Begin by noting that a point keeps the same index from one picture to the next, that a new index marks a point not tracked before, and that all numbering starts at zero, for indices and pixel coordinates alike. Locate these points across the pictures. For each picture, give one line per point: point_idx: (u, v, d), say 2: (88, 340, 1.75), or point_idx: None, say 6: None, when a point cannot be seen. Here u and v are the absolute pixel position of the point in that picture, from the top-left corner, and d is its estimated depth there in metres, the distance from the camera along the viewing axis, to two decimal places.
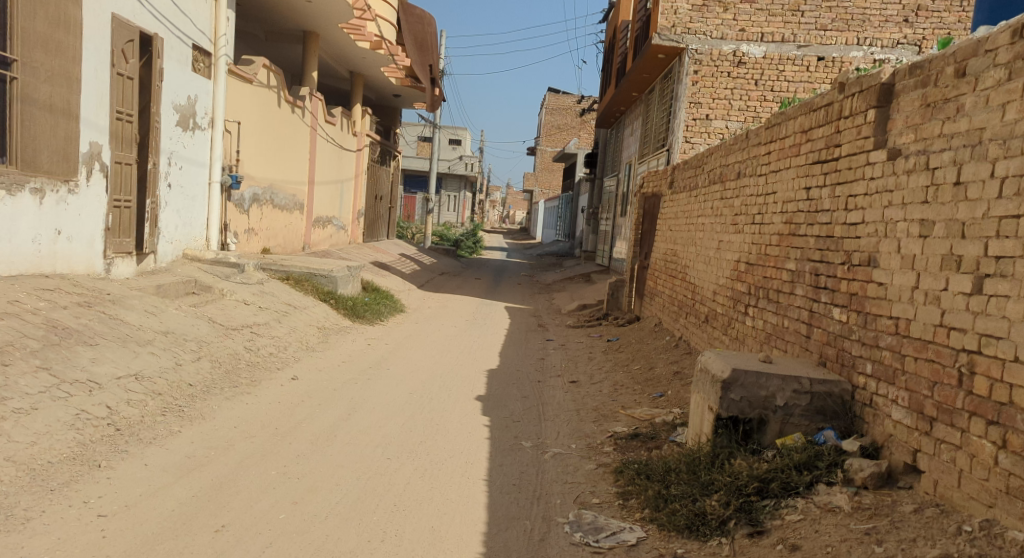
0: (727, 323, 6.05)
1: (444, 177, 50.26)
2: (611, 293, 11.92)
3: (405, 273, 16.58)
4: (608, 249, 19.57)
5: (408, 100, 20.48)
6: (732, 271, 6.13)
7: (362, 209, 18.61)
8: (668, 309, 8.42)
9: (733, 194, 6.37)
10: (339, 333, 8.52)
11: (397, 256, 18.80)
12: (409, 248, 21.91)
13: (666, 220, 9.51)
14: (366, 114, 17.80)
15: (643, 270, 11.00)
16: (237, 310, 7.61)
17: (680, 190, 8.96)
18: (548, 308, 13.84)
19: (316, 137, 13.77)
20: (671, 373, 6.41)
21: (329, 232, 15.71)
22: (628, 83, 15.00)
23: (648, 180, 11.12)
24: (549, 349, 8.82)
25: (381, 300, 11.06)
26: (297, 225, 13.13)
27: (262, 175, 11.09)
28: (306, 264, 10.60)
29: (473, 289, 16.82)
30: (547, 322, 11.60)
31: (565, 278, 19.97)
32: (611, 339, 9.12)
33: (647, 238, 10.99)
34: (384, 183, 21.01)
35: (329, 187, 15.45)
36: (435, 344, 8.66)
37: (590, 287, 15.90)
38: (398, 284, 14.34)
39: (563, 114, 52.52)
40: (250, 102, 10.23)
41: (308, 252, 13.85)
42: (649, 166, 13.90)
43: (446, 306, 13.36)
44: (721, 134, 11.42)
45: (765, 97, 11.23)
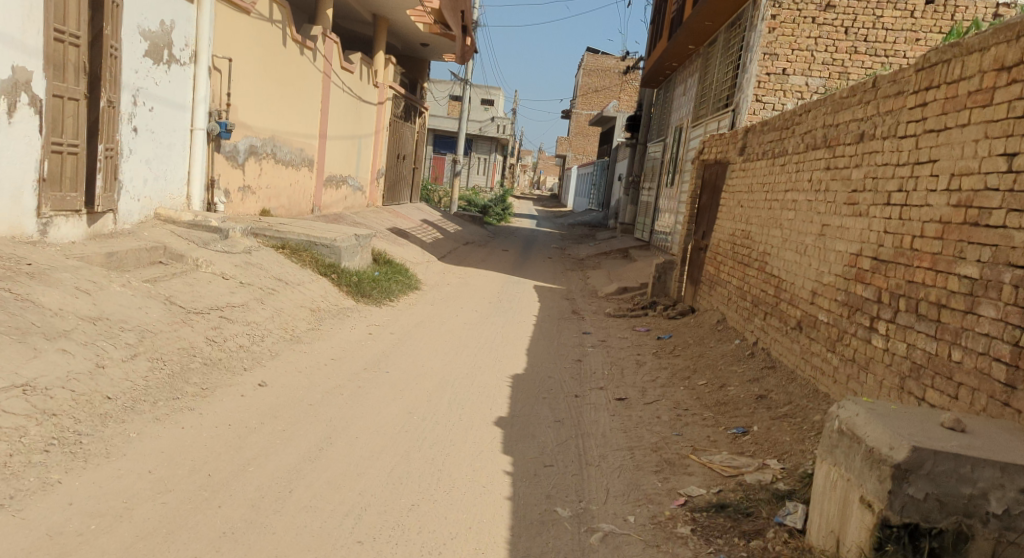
0: (836, 336, 4.54)
1: (474, 139, 48.52)
2: (657, 275, 10.47)
3: (426, 242, 15.16)
4: (649, 222, 18.02)
5: (437, 50, 18.92)
6: (846, 268, 4.60)
7: (382, 169, 17.15)
8: (739, 305, 6.90)
9: (849, 163, 4.83)
10: (336, 319, 7.13)
11: (419, 222, 17.40)
12: (433, 213, 20.47)
13: (736, 195, 7.95)
14: (389, 63, 16.34)
15: (697, 251, 9.52)
16: (209, 287, 6.22)
17: (758, 158, 7.42)
18: (582, 288, 12.35)
19: (329, 85, 12.42)
20: (752, 396, 4.93)
21: (342, 193, 14.35)
22: (685, 35, 13.43)
23: (710, 144, 9.59)
24: (586, 345, 7.38)
25: (394, 276, 9.70)
26: (305, 183, 11.81)
27: (262, 124, 9.74)
28: (308, 230, 9.25)
29: (500, 261, 15.38)
30: (583, 307, 10.15)
31: (600, 252, 18.46)
32: (662, 336, 7.61)
33: (705, 213, 9.49)
34: (408, 143, 19.54)
35: (345, 143, 14.05)
36: (451, 334, 7.25)
37: (628, 266, 14.38)
38: (417, 256, 12.94)
39: (602, 76, 50.44)
40: (246, 36, 8.80)
41: (318, 214, 12.54)
42: (706, 128, 12.43)
43: (469, 282, 11.91)
44: (800, 92, 10.00)
45: (856, 48, 9.86)
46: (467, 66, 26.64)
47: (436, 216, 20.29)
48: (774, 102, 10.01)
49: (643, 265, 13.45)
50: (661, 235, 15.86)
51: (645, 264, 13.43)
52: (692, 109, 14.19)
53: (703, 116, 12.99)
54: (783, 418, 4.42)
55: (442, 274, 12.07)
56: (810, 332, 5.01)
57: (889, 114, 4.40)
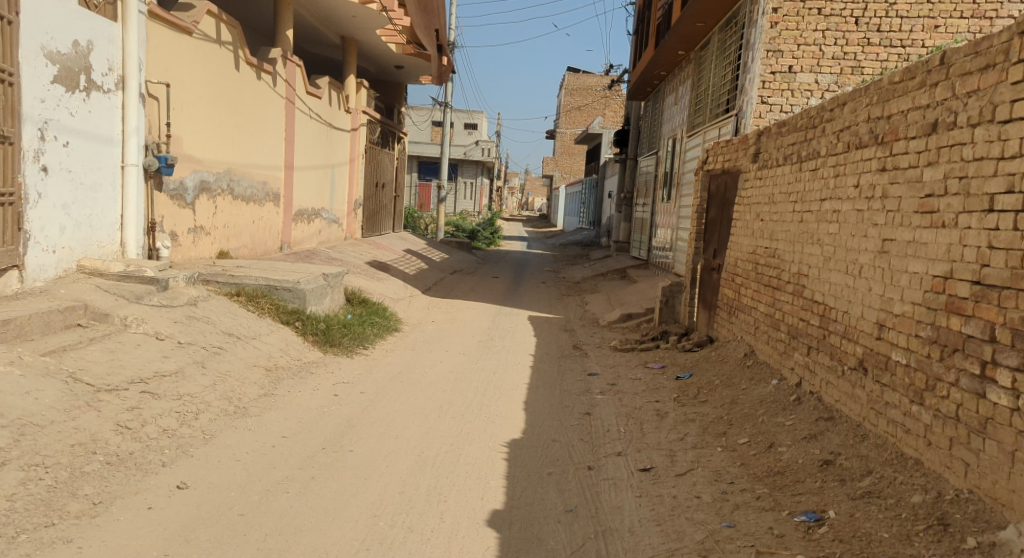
0: (923, 384, 3.52)
1: (459, 163, 47.65)
2: (665, 299, 9.48)
3: (409, 274, 14.11)
4: (646, 239, 17.08)
5: (412, 71, 18.04)
6: (927, 295, 3.60)
7: (360, 200, 16.15)
8: (773, 337, 5.87)
9: (920, 161, 3.83)
10: (297, 379, 6.03)
11: (402, 253, 16.38)
12: (418, 242, 19.45)
13: (757, 207, 6.95)
14: (361, 87, 15.42)
15: (711, 271, 8.52)
16: (136, 352, 5.10)
17: (779, 164, 6.46)
18: (582, 316, 11.29)
19: (292, 111, 11.49)
20: (813, 462, 3.89)
21: (316, 227, 13.36)
22: (675, 39, 12.57)
23: (716, 151, 8.65)
24: (594, 392, 6.31)
25: (371, 318, 8.65)
26: (270, 219, 10.83)
27: (215, 157, 8.77)
28: (268, 271, 8.18)
29: (490, 290, 14.34)
30: (585, 340, 9.10)
31: (596, 274, 17.48)
32: (682, 375, 6.56)
33: (715, 229, 8.54)
34: (388, 170, 18.58)
35: (316, 173, 13.08)
36: (435, 389, 6.16)
37: (628, 289, 13.37)
38: (399, 292, 11.88)
39: (584, 93, 49.89)
40: (189, 59, 7.82)
41: (287, 251, 11.57)
42: (705, 136, 11.51)
43: (456, 316, 10.83)
44: (809, 91, 9.05)
45: (868, 39, 8.89)
46: (446, 88, 25.75)
47: (421, 246, 19.25)
48: (782, 103, 9.08)
49: (645, 287, 12.43)
50: (662, 253, 14.90)
51: (647, 286, 12.41)
52: (688, 117, 13.30)
53: (701, 124, 12.09)
54: (866, 498, 3.39)
55: (426, 310, 11.00)
56: (878, 377, 3.97)
57: (978, 95, 3.40)
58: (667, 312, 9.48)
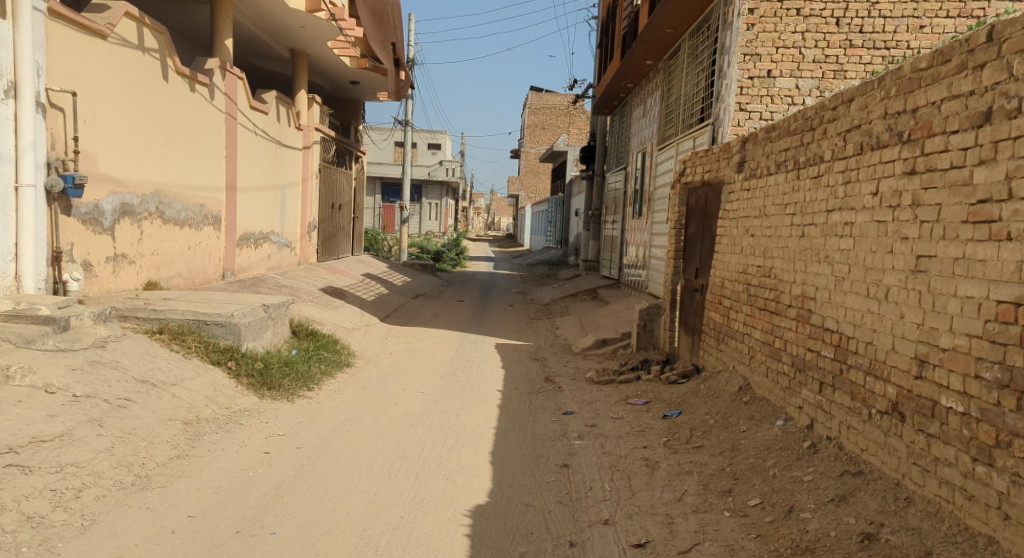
0: (991, 438, 2.82)
1: (423, 184, 46.81)
2: (643, 322, 8.76)
3: (368, 300, 13.20)
4: (617, 258, 16.39)
5: (369, 87, 17.24)
6: (989, 324, 2.90)
7: (314, 222, 15.22)
8: (774, 368, 5.15)
9: (966, 160, 3.16)
10: (223, 435, 5.10)
11: (361, 277, 15.47)
12: (378, 265, 18.54)
13: (745, 222, 6.25)
14: (313, 103, 14.58)
15: (693, 293, 7.81)
16: (12, 410, 4.09)
17: (771, 173, 5.77)
18: (553, 342, 10.50)
19: (235, 126, 10.61)
20: (851, 535, 3.15)
21: (265, 251, 12.44)
22: (642, 48, 11.94)
23: (694, 163, 7.95)
24: (571, 437, 5.50)
25: (319, 353, 7.75)
26: (209, 245, 9.92)
27: (140, 177, 7.86)
28: (199, 303, 7.23)
29: (454, 315, 13.50)
30: (558, 370, 8.30)
31: (565, 295, 16.74)
32: (669, 413, 5.80)
33: (696, 246, 7.86)
34: (345, 191, 17.72)
35: (264, 194, 12.18)
36: (387, 439, 5.28)
37: (600, 311, 12.63)
38: (355, 321, 10.98)
39: (548, 113, 49.61)
40: (103, 67, 6.94)
41: (231, 278, 10.65)
42: (678, 148, 10.85)
43: (418, 346, 9.95)
44: (789, 97, 8.40)
45: (850, 41, 8.28)
46: (406, 107, 24.94)
47: (382, 269, 18.32)
48: (761, 110, 8.43)
49: (619, 309, 11.69)
50: (634, 272, 14.25)
51: (621, 308, 11.68)
52: (658, 129, 12.67)
53: (672, 136, 11.44)
54: None
55: (384, 340, 10.10)
56: (921, 424, 3.24)
57: None
58: (645, 337, 8.75)
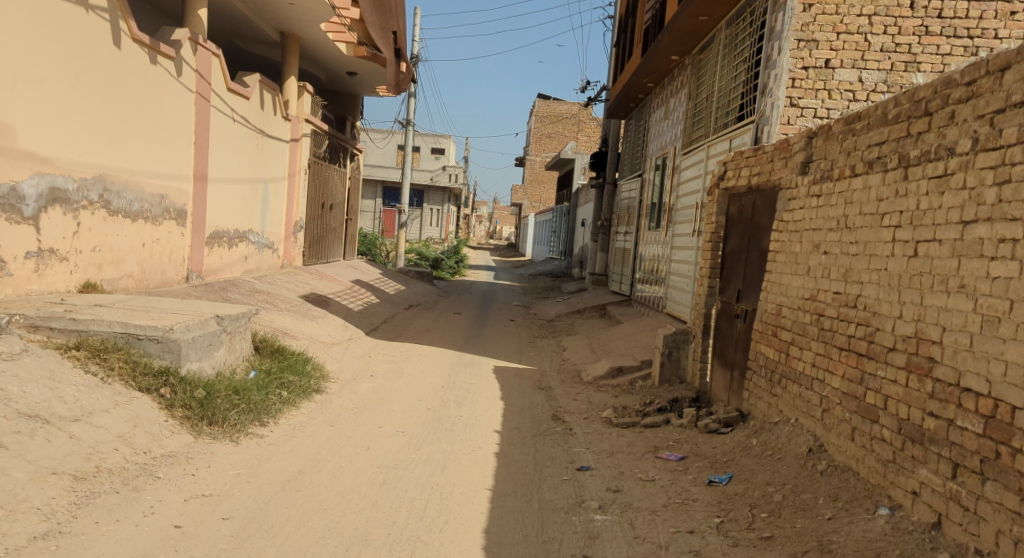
0: None
1: (425, 189, 45.57)
2: (667, 351, 7.48)
3: (355, 310, 11.93)
4: (629, 272, 15.15)
5: (367, 78, 16.06)
6: None
7: (301, 222, 13.96)
8: (867, 433, 3.88)
9: None
10: (125, 497, 3.78)
11: (350, 283, 14.19)
12: (371, 272, 17.27)
13: (814, 235, 4.99)
14: (305, 92, 13.37)
15: (735, 319, 6.54)
16: None
17: (853, 175, 4.53)
18: (560, 367, 9.20)
19: (208, 109, 9.37)
20: None
21: (242, 252, 11.17)
22: (669, 40, 10.73)
23: (739, 164, 6.71)
24: (591, 508, 4.21)
25: (283, 376, 6.46)
26: (170, 242, 8.65)
27: (79, 157, 6.59)
28: (137, 312, 5.93)
29: (449, 330, 12.21)
30: (568, 406, 7.01)
31: (570, 311, 15.48)
32: (718, 478, 4.51)
33: (739, 263, 6.60)
34: (338, 190, 16.49)
35: (242, 189, 10.93)
36: (349, 508, 3.98)
37: (611, 331, 11.36)
38: (336, 335, 9.70)
39: (555, 121, 48.58)
40: (28, 22, 5.78)
41: (196, 280, 9.37)
42: (708, 150, 9.61)
43: (406, 367, 8.64)
44: (850, 91, 7.17)
45: (926, 27, 7.03)
46: (408, 105, 23.71)
47: (374, 276, 17.05)
48: (816, 105, 7.19)
49: (634, 332, 10.44)
50: (651, 289, 13.00)
51: (637, 330, 10.41)
52: (683, 132, 11.44)
53: (701, 138, 10.19)
54: None
55: (368, 359, 8.80)
56: None
57: None
58: (670, 368, 7.48)
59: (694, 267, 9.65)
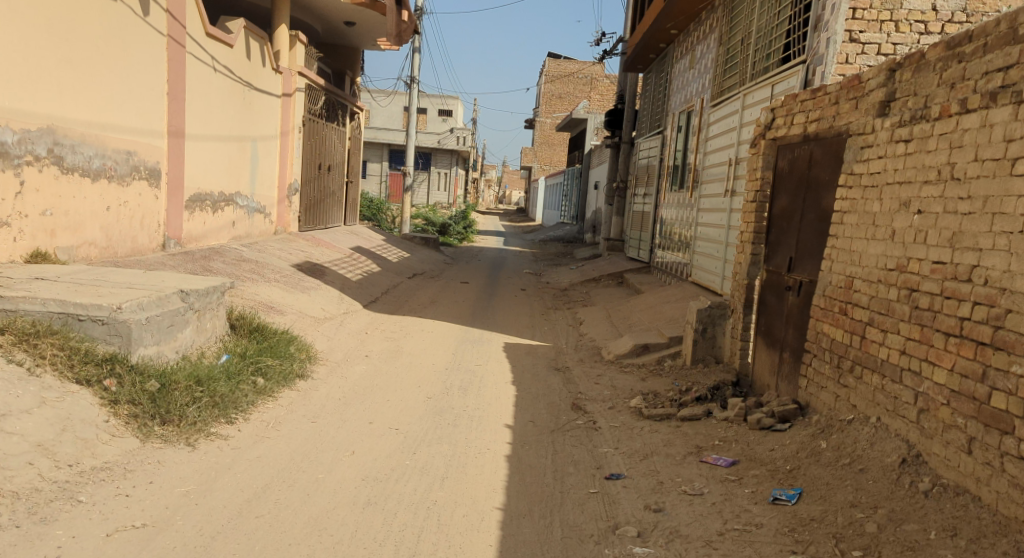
0: None
1: (432, 152, 44.42)
2: (701, 328, 6.65)
3: (354, 281, 11.09)
4: (648, 238, 14.25)
5: (368, 29, 15.06)
6: None
7: (295, 186, 13.04)
8: (1001, 447, 2.97)
9: None
10: (27, 534, 2.93)
11: (350, 251, 13.33)
12: (373, 238, 16.40)
13: (902, 190, 4.03)
14: (298, 42, 12.45)
15: (784, 291, 5.64)
16: None
17: (962, 112, 3.57)
18: (577, 343, 8.35)
19: (183, 56, 8.40)
20: None
21: (228, 217, 10.28)
22: None
23: (791, 108, 5.76)
24: (629, 535, 3.36)
25: (260, 360, 5.58)
26: (142, 206, 7.75)
27: (20, 104, 5.76)
28: (87, 286, 5.02)
29: (455, 301, 11.37)
30: (589, 392, 6.15)
31: (585, 280, 14.60)
32: (786, 492, 3.64)
33: (791, 226, 5.67)
34: (335, 150, 15.57)
35: (225, 147, 10.00)
36: (321, 543, 3.13)
37: (631, 302, 10.49)
38: (332, 308, 8.85)
39: (566, 82, 47.26)
40: None
41: (175, 248, 8.49)
42: (744, 100, 8.62)
43: (407, 344, 7.78)
44: (919, 22, 6.21)
45: None
46: (412, 61, 22.56)
47: (377, 242, 16.17)
48: (880, 40, 6.22)
49: (658, 304, 9.55)
50: (675, 255, 12.15)
51: (661, 302, 9.52)
52: (713, 82, 10.43)
53: (734, 86, 9.20)
54: None
55: (365, 335, 7.97)
56: None
57: None
58: (704, 347, 6.63)
59: (728, 231, 8.75)
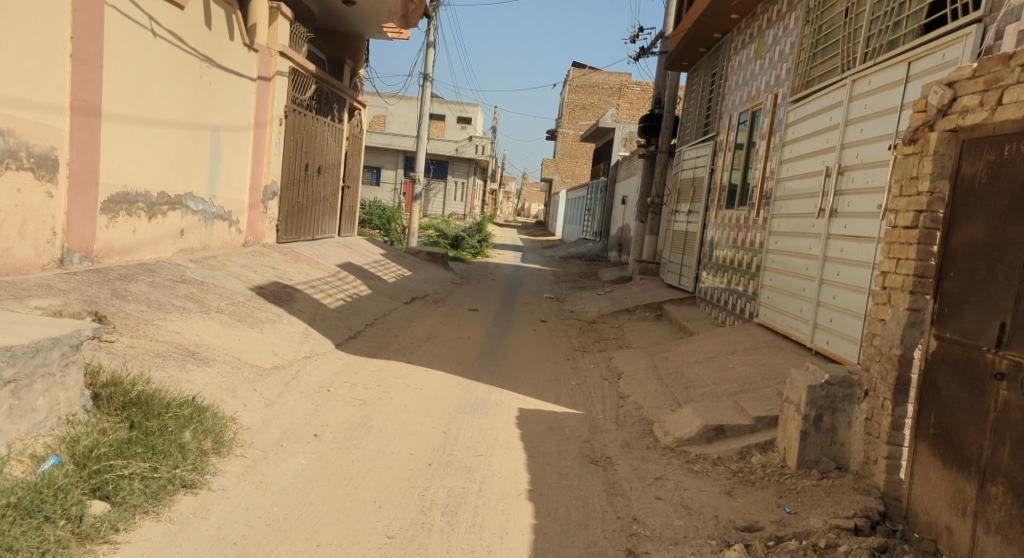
0: None
1: (450, 160, 42.38)
2: (815, 416, 4.44)
3: (334, 307, 8.96)
4: (693, 263, 12.10)
5: (371, 11, 13.02)
6: None
7: (271, 189, 10.96)
8: None
9: None
10: None
11: (337, 269, 11.23)
12: (372, 253, 14.33)
13: None
14: (279, 16, 10.45)
15: (982, 381, 3.42)
16: None
17: None
18: (617, 412, 6.16)
19: (101, 9, 6.33)
20: None
21: (174, 224, 8.20)
22: None
23: (997, 78, 3.56)
24: None
25: (112, 464, 3.38)
26: (21, 206, 5.61)
27: None
28: None
29: (459, 336, 9.23)
30: (647, 518, 3.94)
31: (614, 311, 12.37)
32: None
33: (997, 272, 3.45)
34: (328, 149, 13.51)
35: (171, 135, 7.95)
36: None
37: (680, 349, 8.29)
38: (290, 351, 6.70)
39: (590, 92, 45.42)
40: None
41: (79, 265, 6.33)
42: (851, 89, 6.46)
43: (384, 409, 5.60)
44: None
45: None
46: (427, 57, 20.53)
47: (376, 258, 14.03)
48: None
49: (721, 359, 7.32)
50: (730, 286, 10.01)
51: (723, 357, 7.29)
52: (795, 73, 8.28)
53: (834, 71, 7.06)
54: None
55: (327, 395, 5.80)
56: None
57: None
58: (818, 445, 4.44)
59: (826, 262, 6.61)
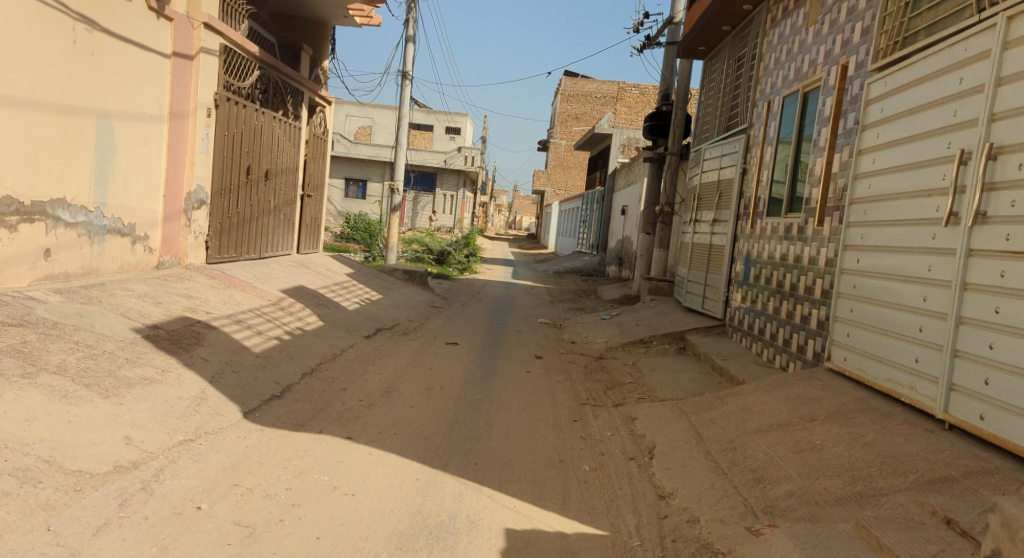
0: None
1: (438, 172, 40.24)
2: None
3: (261, 351, 6.69)
4: (721, 284, 9.93)
5: None
6: None
7: (196, 195, 8.74)
8: None
9: None
10: None
11: (281, 296, 8.99)
12: (335, 274, 12.10)
13: None
14: None
15: None
16: None
17: None
18: (662, 533, 3.95)
19: None
20: None
21: (32, 241, 5.96)
22: None
23: None
24: None
25: None
26: None
27: None
28: None
29: (428, 385, 6.99)
30: None
31: (626, 344, 10.14)
32: None
33: None
34: (280, 150, 11.29)
35: (19, 118, 5.73)
36: None
37: (728, 408, 6.10)
38: (161, 433, 4.43)
39: (584, 101, 43.69)
40: None
41: None
42: (1001, 30, 4.30)
43: (283, 549, 3.37)
44: None
45: None
46: (406, 52, 18.37)
47: (338, 280, 11.78)
48: None
49: (798, 429, 5.11)
50: (777, 315, 7.81)
51: (801, 428, 5.09)
52: (877, 29, 6.15)
53: (960, 14, 4.91)
54: None
55: (195, 520, 3.55)
56: None
57: None
58: None
59: (964, 291, 4.43)
